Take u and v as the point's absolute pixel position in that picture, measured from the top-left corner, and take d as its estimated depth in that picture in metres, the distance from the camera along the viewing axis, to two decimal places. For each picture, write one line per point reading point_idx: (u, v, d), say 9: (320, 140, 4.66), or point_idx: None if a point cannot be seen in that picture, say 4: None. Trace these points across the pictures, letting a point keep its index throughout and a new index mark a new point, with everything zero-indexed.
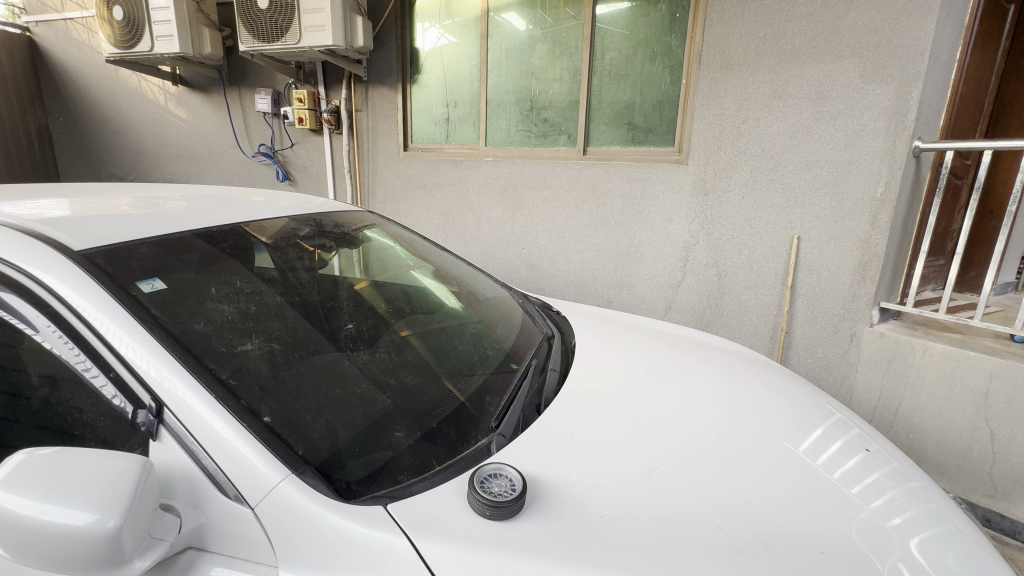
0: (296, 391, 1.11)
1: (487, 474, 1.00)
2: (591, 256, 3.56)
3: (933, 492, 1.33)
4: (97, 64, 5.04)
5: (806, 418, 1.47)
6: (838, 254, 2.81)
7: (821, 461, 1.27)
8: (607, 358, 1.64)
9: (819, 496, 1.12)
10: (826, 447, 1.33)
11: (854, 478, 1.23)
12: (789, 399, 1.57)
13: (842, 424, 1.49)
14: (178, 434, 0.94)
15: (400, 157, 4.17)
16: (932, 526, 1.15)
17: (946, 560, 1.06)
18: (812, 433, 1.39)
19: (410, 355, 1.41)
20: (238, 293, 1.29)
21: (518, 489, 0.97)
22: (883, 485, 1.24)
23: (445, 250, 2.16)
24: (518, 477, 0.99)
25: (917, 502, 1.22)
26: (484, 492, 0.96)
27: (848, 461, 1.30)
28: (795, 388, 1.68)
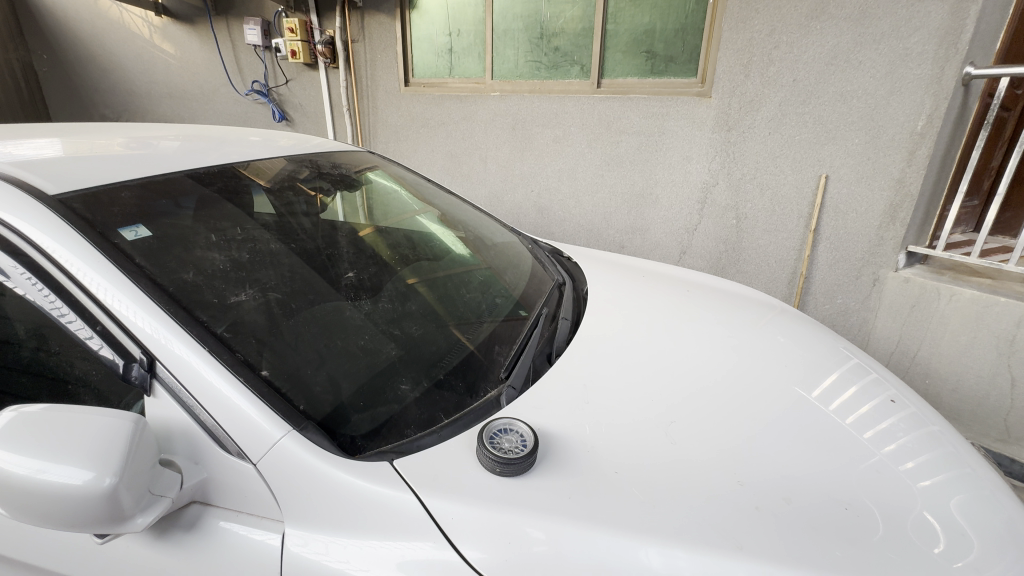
0: (295, 343, 1.05)
1: (497, 429, 0.96)
2: (604, 199, 3.40)
3: (951, 436, 1.28)
4: None
5: (826, 365, 1.41)
6: (868, 195, 2.65)
7: (847, 413, 1.21)
8: (621, 306, 1.56)
9: (845, 450, 1.07)
10: (851, 398, 1.27)
11: (872, 426, 1.18)
12: (809, 346, 1.50)
13: (868, 375, 1.41)
14: (173, 389, 0.90)
15: (402, 93, 3.93)
16: (950, 471, 1.11)
17: (960, 501, 1.02)
18: (827, 380, 1.33)
19: (414, 303, 1.35)
20: (228, 240, 1.20)
21: (528, 445, 0.93)
22: (899, 430, 1.19)
23: (450, 193, 2.04)
24: (529, 433, 0.95)
25: (933, 447, 1.17)
26: (495, 448, 0.92)
27: (864, 407, 1.24)
28: (814, 334, 1.61)
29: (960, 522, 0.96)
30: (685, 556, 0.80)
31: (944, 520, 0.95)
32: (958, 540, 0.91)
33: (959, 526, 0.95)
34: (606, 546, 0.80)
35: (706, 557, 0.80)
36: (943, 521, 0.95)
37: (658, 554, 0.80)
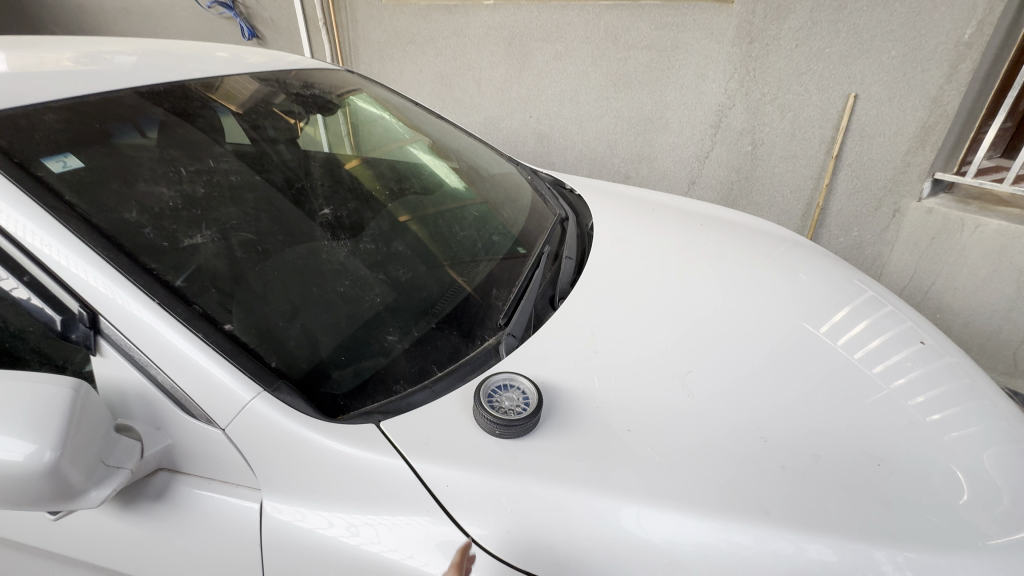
0: (263, 290, 0.91)
1: (496, 386, 0.86)
2: (608, 124, 3.12)
3: (970, 367, 1.18)
4: None
5: (839, 300, 1.28)
6: (898, 116, 2.44)
7: (880, 355, 1.10)
8: (630, 242, 1.41)
9: (874, 399, 0.97)
10: (884, 339, 1.15)
11: (881, 360, 1.08)
12: (824, 279, 1.37)
13: (892, 313, 1.27)
14: (122, 347, 0.78)
15: (384, 3, 3.51)
16: (966, 404, 1.02)
17: (961, 433, 0.94)
18: (839, 315, 1.21)
19: (401, 240, 1.19)
20: (179, 170, 1.02)
21: (531, 403, 0.84)
22: (926, 370, 1.09)
23: (442, 119, 1.79)
24: (532, 391, 0.85)
25: (946, 380, 1.08)
26: (495, 407, 0.83)
27: (876, 341, 1.14)
28: (831, 266, 1.47)
29: (965, 458, 0.89)
30: (682, 519, 0.73)
31: (958, 463, 0.87)
32: (1001, 496, 0.82)
33: (970, 466, 0.87)
34: (602, 509, 0.74)
35: (708, 518, 0.74)
36: (955, 463, 0.87)
37: (651, 517, 0.73)
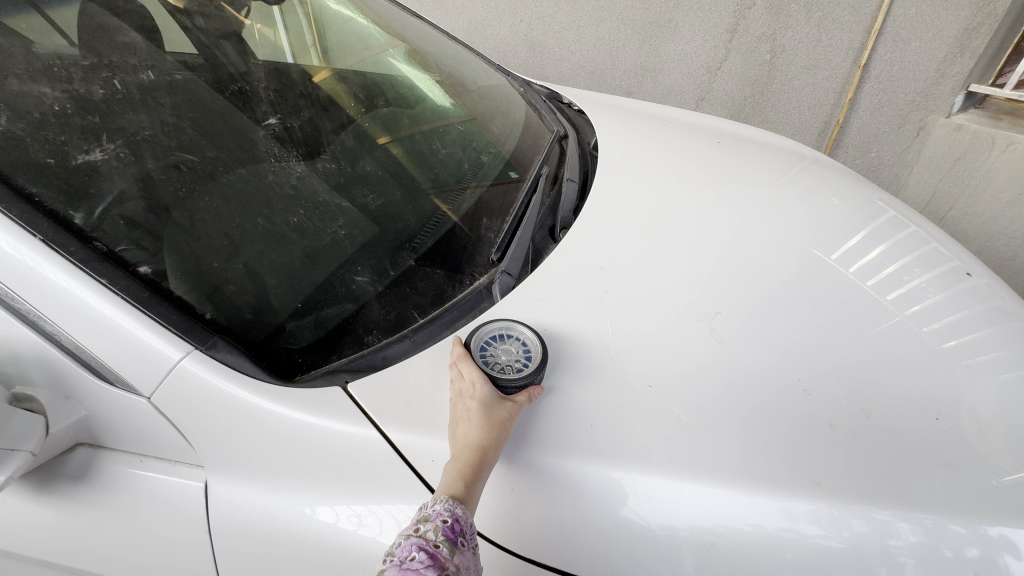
0: (190, 220, 0.71)
1: (490, 337, 0.71)
2: (610, 30, 2.74)
3: (1001, 289, 1.00)
4: None
5: (856, 223, 1.07)
6: (939, 16, 2.18)
7: (923, 280, 0.94)
8: (639, 161, 1.19)
9: (918, 339, 0.82)
10: (931, 268, 0.98)
11: (900, 286, 0.92)
12: (840, 194, 1.17)
13: (921, 236, 1.07)
14: (4, 296, 0.61)
15: None
16: (990, 326, 0.87)
17: (977, 360, 0.80)
18: (854, 240, 1.01)
19: (368, 159, 0.96)
20: (70, 64, 0.78)
21: (533, 353, 0.70)
22: (978, 301, 0.93)
23: (421, 18, 1.46)
24: (533, 340, 0.71)
25: (970, 304, 0.91)
26: (490, 361, 0.69)
27: (891, 267, 0.96)
28: (852, 184, 1.27)
29: (992, 400, 0.75)
30: (693, 487, 0.63)
31: (986, 404, 0.74)
32: None
33: (996, 411, 0.73)
34: (608, 477, 0.64)
35: (738, 488, 0.63)
36: (985, 405, 0.74)
37: (657, 484, 0.64)
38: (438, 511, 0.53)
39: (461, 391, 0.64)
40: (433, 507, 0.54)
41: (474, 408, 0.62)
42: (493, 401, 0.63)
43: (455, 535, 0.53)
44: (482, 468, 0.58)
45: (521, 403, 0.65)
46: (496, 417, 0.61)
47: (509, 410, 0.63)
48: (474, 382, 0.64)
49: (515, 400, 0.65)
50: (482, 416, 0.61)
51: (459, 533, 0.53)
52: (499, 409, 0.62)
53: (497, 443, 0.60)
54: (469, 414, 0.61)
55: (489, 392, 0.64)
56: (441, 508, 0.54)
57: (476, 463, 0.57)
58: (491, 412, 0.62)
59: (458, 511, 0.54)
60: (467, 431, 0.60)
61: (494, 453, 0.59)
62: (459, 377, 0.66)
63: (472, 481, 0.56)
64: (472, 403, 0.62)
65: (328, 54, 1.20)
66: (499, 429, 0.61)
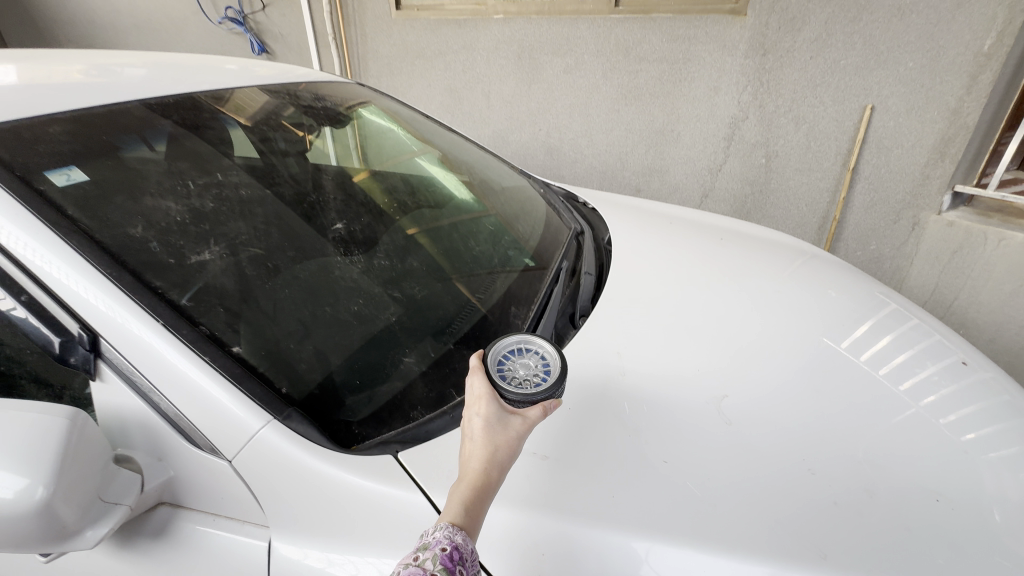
0: (273, 309, 0.86)
1: (507, 352, 0.78)
2: (619, 137, 3.05)
3: (1006, 382, 1.07)
4: None
5: (862, 313, 1.19)
6: (917, 127, 2.39)
7: (931, 370, 1.03)
8: (649, 256, 1.34)
9: (925, 428, 0.89)
10: (937, 360, 1.07)
11: (910, 376, 1.00)
12: (842, 291, 1.28)
13: (924, 328, 1.17)
14: (124, 371, 0.73)
15: (393, 18, 3.34)
16: (1003, 423, 0.93)
17: (997, 454, 0.86)
18: (862, 329, 1.12)
19: (414, 256, 1.13)
20: (187, 185, 0.97)
21: (553, 363, 0.77)
22: (991, 397, 1.00)
23: (454, 131, 1.72)
24: (552, 353, 0.79)
25: (981, 397, 0.99)
26: (506, 382, 0.70)
27: (900, 357, 1.05)
28: (848, 277, 1.38)
29: (1007, 493, 0.80)
30: (711, 558, 0.69)
31: (1004, 495, 0.79)
32: None
33: (1014, 503, 0.78)
34: (630, 546, 0.70)
35: (753, 562, 0.69)
36: (997, 497, 0.79)
37: (675, 555, 0.69)
38: (437, 539, 0.52)
39: (470, 405, 0.64)
40: (432, 534, 0.53)
41: (480, 425, 0.61)
42: (500, 416, 0.62)
43: (454, 564, 0.51)
44: (485, 489, 0.56)
45: (533, 416, 0.63)
46: (501, 436, 0.59)
47: (515, 427, 0.61)
48: (480, 397, 0.64)
49: (525, 416, 0.63)
50: (485, 434, 0.59)
51: (458, 561, 0.51)
52: (505, 426, 0.61)
53: (503, 463, 0.58)
54: (474, 431, 0.60)
55: (496, 408, 0.63)
56: (441, 536, 0.52)
57: (480, 487, 0.55)
58: (496, 430, 0.60)
59: (456, 539, 0.52)
60: (471, 450, 0.58)
61: (498, 472, 0.57)
62: (468, 389, 0.66)
63: (472, 505, 0.54)
64: (476, 419, 0.61)
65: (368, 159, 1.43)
66: (504, 448, 0.59)
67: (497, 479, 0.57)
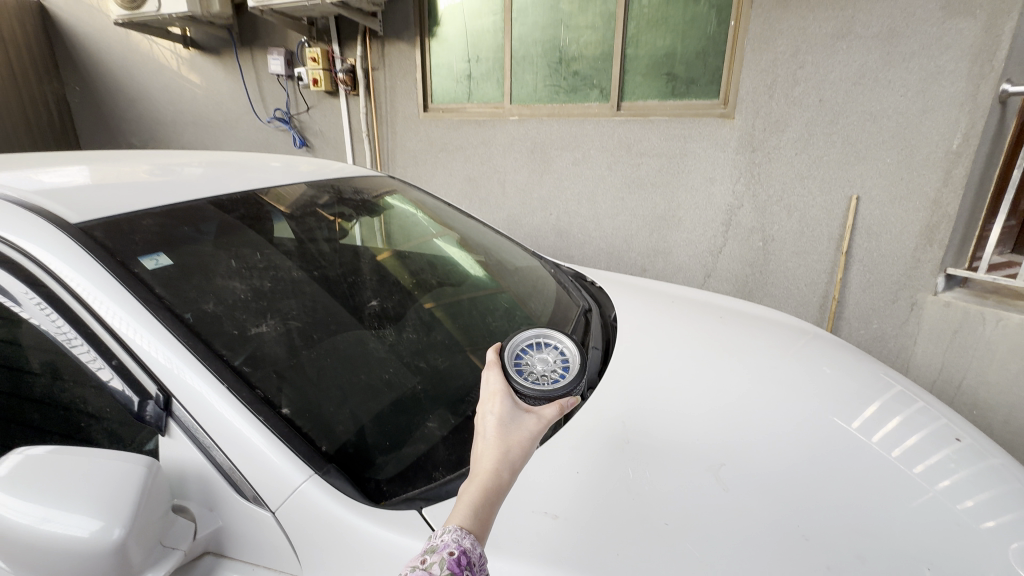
0: (317, 377, 1.00)
1: (522, 352, 0.88)
2: (625, 222, 3.29)
3: (1016, 468, 1.15)
4: (93, 24, 4.57)
5: (869, 394, 1.29)
6: (902, 215, 2.56)
7: (940, 455, 1.10)
8: (652, 333, 1.45)
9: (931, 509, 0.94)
10: (947, 446, 1.14)
11: (922, 460, 1.07)
12: (847, 374, 1.37)
13: (929, 413, 1.26)
14: (190, 429, 0.84)
15: (421, 119, 3.77)
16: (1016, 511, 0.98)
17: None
18: (871, 409, 1.21)
19: (437, 331, 1.28)
20: (250, 268, 1.15)
21: (570, 356, 0.93)
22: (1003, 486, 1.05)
23: (471, 216, 1.92)
24: (570, 348, 0.95)
25: (991, 483, 1.05)
26: (523, 380, 0.75)
27: (912, 440, 1.13)
28: (850, 359, 1.48)
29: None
30: None
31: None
32: None
33: None
34: None
35: None
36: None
37: None
38: (445, 542, 0.53)
39: (485, 403, 0.67)
40: (441, 536, 0.54)
41: (494, 423, 0.63)
42: (515, 414, 0.65)
43: (461, 568, 0.52)
44: (496, 490, 0.57)
45: (547, 413, 0.66)
46: (514, 435, 0.61)
47: (529, 426, 0.63)
48: (496, 395, 0.67)
49: (537, 414, 0.65)
50: (499, 434, 0.61)
51: (466, 565, 0.52)
52: (518, 426, 0.63)
53: (514, 464, 0.59)
54: (488, 430, 0.62)
55: (511, 407, 0.66)
56: (448, 540, 0.53)
57: (491, 488, 0.57)
58: (510, 430, 0.62)
59: (465, 543, 0.53)
60: (484, 448, 0.60)
61: (510, 472, 0.58)
62: (484, 388, 0.69)
63: (483, 504, 0.56)
64: (491, 418, 0.64)
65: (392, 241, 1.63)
66: (517, 448, 0.61)
67: (508, 478, 0.59)
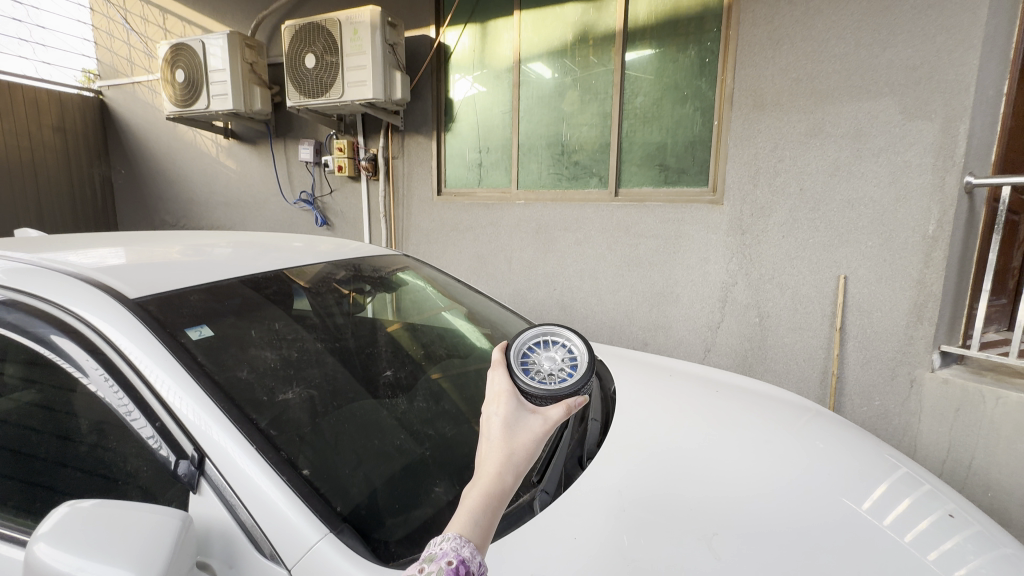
0: (335, 442, 1.10)
1: (531, 347, 0.85)
2: (625, 297, 3.43)
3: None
4: (145, 118, 5.11)
5: (876, 475, 1.34)
6: (890, 294, 2.68)
7: (951, 540, 1.14)
8: (650, 405, 1.54)
9: None
10: (959, 534, 1.17)
11: (935, 547, 1.11)
12: (849, 452, 1.43)
13: (935, 497, 1.31)
14: (218, 487, 0.92)
15: (434, 201, 4.07)
16: None
17: None
18: (878, 491, 1.27)
19: (445, 401, 1.40)
20: (279, 339, 1.29)
21: (579, 354, 0.85)
22: None
23: (477, 290, 2.06)
24: (579, 346, 0.88)
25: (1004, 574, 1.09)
26: (528, 379, 0.73)
27: (923, 523, 1.18)
28: (852, 437, 1.54)
29: None
30: None
31: None
32: None
33: None
34: None
35: None
36: None
37: None
38: (444, 552, 0.55)
39: (490, 401, 0.65)
40: (440, 545, 0.56)
41: (498, 425, 0.62)
42: (520, 415, 0.63)
43: None
44: (498, 496, 0.58)
45: (554, 414, 0.63)
46: (517, 441, 0.60)
47: (535, 428, 0.61)
48: (501, 395, 0.65)
49: (544, 415, 0.63)
50: (504, 437, 0.60)
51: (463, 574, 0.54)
52: (521, 431, 0.61)
53: (517, 470, 0.59)
54: (492, 432, 0.61)
55: (516, 407, 0.63)
56: (447, 549, 0.55)
57: (491, 495, 0.58)
58: (514, 433, 0.61)
59: (464, 553, 0.55)
60: (487, 452, 0.60)
61: (511, 477, 0.59)
62: (489, 385, 0.68)
63: (484, 509, 0.58)
64: (495, 419, 0.62)
65: (403, 313, 1.76)
66: (521, 453, 0.59)
67: (511, 484, 0.59)
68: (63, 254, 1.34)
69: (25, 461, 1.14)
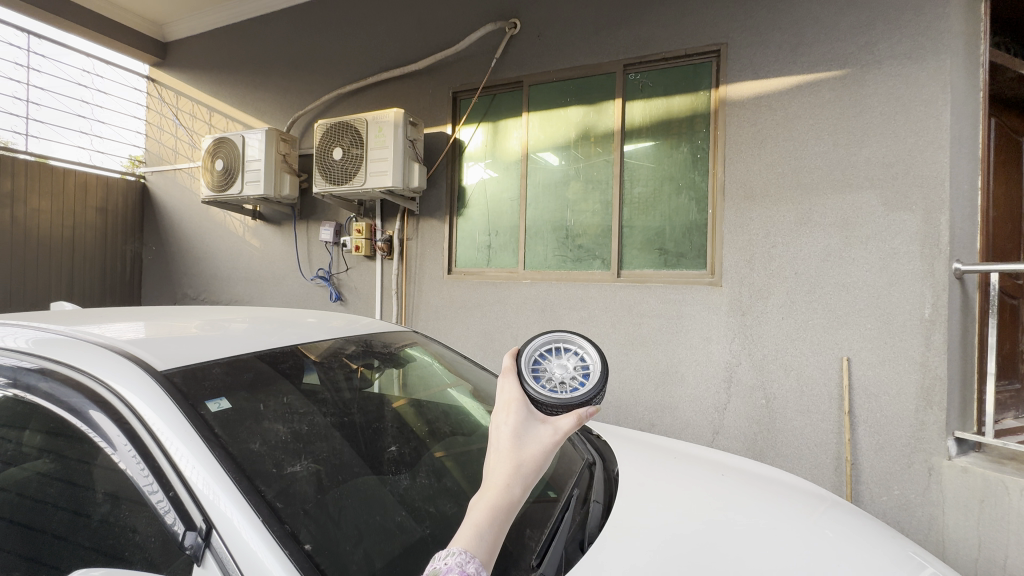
0: (338, 516, 1.12)
1: (543, 355, 0.90)
2: (630, 376, 3.44)
3: None
4: (180, 201, 5.52)
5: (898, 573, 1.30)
6: (895, 377, 2.68)
7: None
8: (653, 489, 1.53)
9: None
10: None
11: None
12: (871, 549, 1.38)
13: None
14: (222, 560, 0.94)
15: (444, 279, 4.25)
16: None
17: None
18: None
19: (446, 479, 1.42)
20: (290, 412, 1.34)
21: (591, 363, 0.91)
22: None
23: (482, 367, 2.12)
24: (590, 354, 0.93)
25: None
26: (538, 387, 0.78)
27: None
28: (876, 534, 1.49)
29: None
30: None
31: None
32: None
33: None
34: None
35: None
36: None
37: None
38: (449, 565, 0.58)
39: (502, 408, 0.71)
40: (445, 561, 0.59)
41: (508, 434, 0.67)
42: (529, 424, 0.69)
43: None
44: (505, 507, 0.63)
45: (564, 424, 0.69)
46: (526, 453, 0.65)
47: (545, 439, 0.67)
48: (512, 403, 0.71)
49: (552, 424, 0.69)
50: (513, 447, 0.66)
51: None
52: (529, 441, 0.66)
53: (523, 481, 0.64)
54: (502, 441, 0.67)
55: (526, 418, 0.69)
56: (452, 564, 0.58)
57: (498, 505, 0.62)
58: (523, 443, 0.66)
59: (468, 568, 0.58)
60: (497, 463, 0.65)
61: (519, 489, 0.63)
62: (501, 393, 0.74)
63: (492, 518, 0.62)
64: (506, 429, 0.68)
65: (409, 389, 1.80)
66: (530, 466, 0.65)
67: (519, 495, 0.64)
68: (96, 328, 1.44)
69: (35, 536, 1.17)
